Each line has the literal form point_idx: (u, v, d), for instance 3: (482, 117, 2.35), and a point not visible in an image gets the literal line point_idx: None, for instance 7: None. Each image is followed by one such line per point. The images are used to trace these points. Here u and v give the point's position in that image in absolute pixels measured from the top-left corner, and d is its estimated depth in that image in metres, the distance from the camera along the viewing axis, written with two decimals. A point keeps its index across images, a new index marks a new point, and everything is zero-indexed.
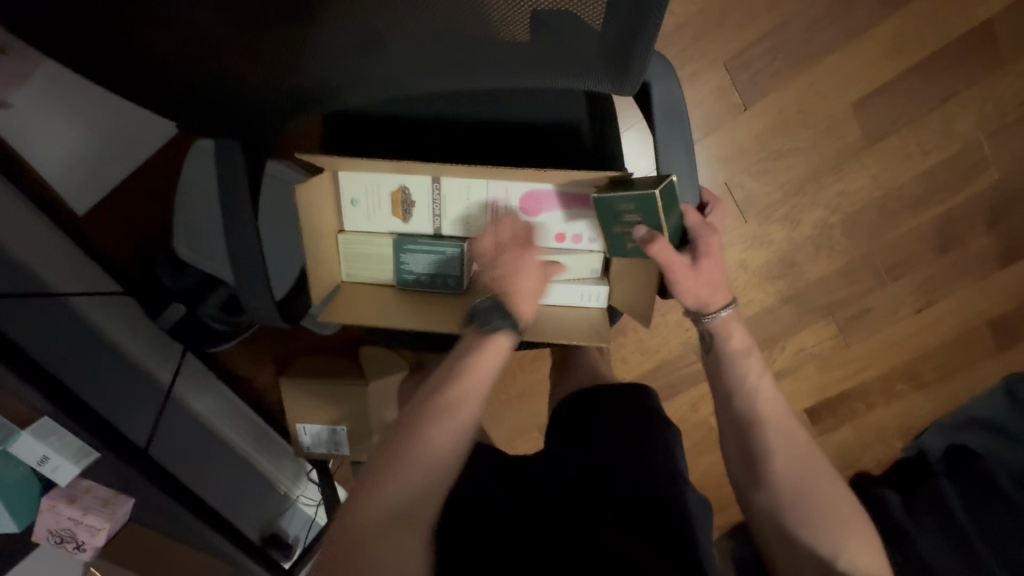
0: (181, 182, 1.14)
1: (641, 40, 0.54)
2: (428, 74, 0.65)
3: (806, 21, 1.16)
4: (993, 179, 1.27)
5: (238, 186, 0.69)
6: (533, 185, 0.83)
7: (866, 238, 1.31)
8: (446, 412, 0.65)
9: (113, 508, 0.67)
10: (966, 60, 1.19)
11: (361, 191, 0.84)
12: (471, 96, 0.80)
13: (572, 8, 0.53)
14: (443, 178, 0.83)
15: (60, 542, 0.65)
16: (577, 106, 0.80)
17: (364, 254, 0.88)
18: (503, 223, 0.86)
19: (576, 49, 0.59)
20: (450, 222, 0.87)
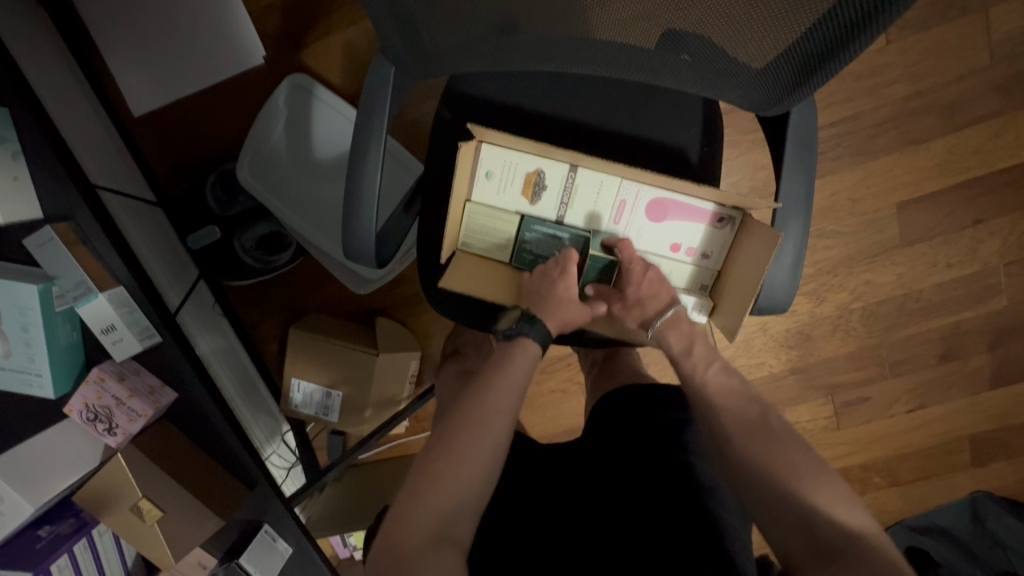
0: (264, 107, 1.13)
1: (800, 83, 0.62)
2: (567, 64, 0.67)
3: (874, 119, 1.26)
4: (1002, 304, 1.37)
5: (375, 111, 0.70)
6: (665, 193, 0.83)
7: (879, 330, 1.39)
8: (472, 432, 0.67)
9: (158, 397, 0.65)
10: (1002, 192, 1.30)
11: (499, 165, 0.83)
12: (599, 98, 0.84)
13: (743, 44, 0.59)
14: (581, 169, 0.83)
15: (94, 420, 0.62)
16: (689, 133, 0.85)
17: (485, 228, 0.87)
18: (627, 224, 0.86)
19: (728, 78, 0.64)
20: (575, 214, 0.86)
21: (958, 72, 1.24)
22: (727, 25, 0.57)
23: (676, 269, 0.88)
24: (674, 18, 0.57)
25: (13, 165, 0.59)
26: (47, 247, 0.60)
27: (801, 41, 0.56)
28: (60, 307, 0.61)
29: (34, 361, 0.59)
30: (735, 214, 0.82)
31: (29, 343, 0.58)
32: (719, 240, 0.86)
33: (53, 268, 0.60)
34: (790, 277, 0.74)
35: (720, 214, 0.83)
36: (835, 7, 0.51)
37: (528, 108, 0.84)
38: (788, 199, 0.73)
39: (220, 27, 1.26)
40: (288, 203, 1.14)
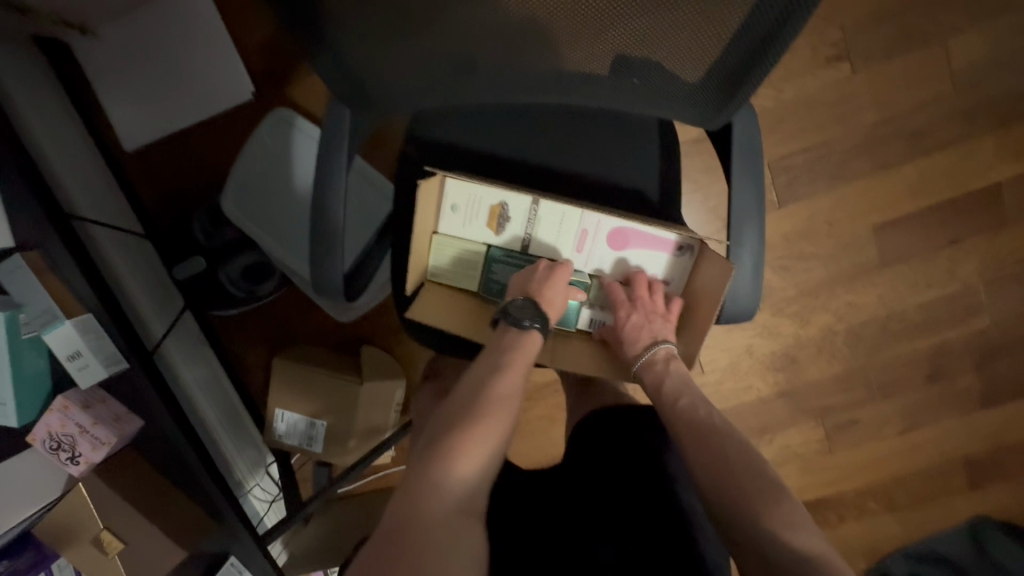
0: (249, 144, 1.17)
1: (733, 99, 0.65)
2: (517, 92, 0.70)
3: (846, 145, 1.29)
4: (984, 323, 1.38)
5: (337, 151, 0.74)
6: (624, 223, 0.85)
7: (865, 351, 1.39)
8: (496, 412, 0.66)
9: (123, 424, 0.65)
10: (975, 213, 1.32)
11: (464, 199, 0.87)
12: (561, 130, 0.87)
13: (671, 63, 0.62)
14: (542, 202, 0.85)
15: (55, 450, 0.61)
16: (648, 164, 0.87)
17: (453, 260, 0.90)
18: (589, 252, 0.89)
19: (667, 97, 0.67)
20: (539, 243, 0.89)
21: (924, 99, 1.28)
22: (658, 44, 0.61)
23: None
24: (606, 43, 0.61)
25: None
26: (18, 275, 0.61)
27: (724, 56, 0.60)
28: (26, 335, 0.60)
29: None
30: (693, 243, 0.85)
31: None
32: (679, 267, 0.88)
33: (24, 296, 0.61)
34: (753, 284, 0.75)
35: (678, 241, 0.86)
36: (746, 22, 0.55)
37: (495, 138, 0.87)
38: (738, 207, 0.74)
39: (211, 66, 1.30)
40: (272, 230, 1.16)
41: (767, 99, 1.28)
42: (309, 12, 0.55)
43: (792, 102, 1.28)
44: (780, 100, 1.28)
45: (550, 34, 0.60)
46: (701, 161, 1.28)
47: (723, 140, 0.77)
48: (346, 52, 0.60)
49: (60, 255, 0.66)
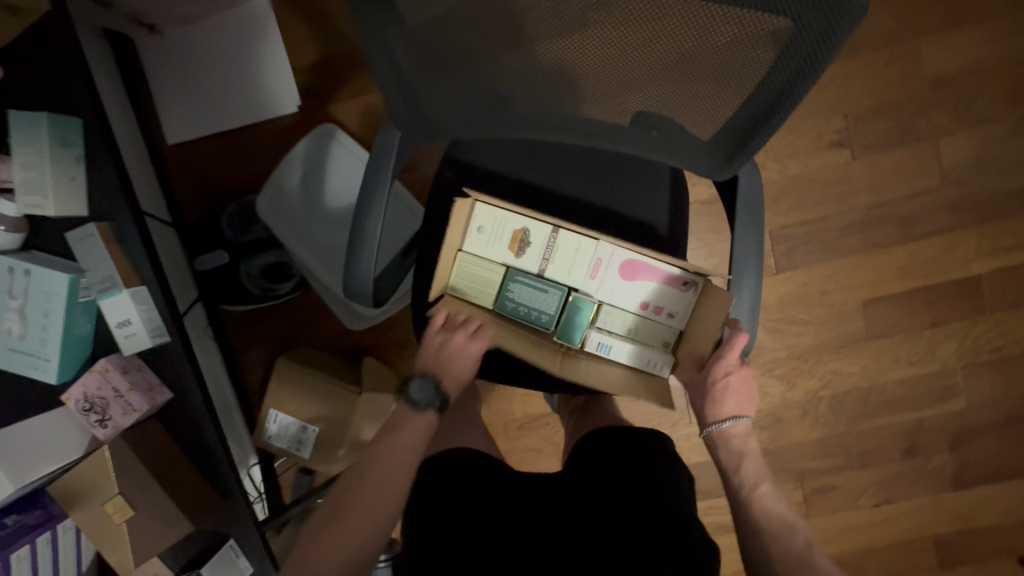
0: (289, 155, 1.23)
1: (737, 157, 0.73)
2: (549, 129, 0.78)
3: (841, 222, 1.40)
4: (960, 405, 1.44)
5: (382, 166, 0.81)
6: (636, 255, 0.92)
7: (846, 419, 1.44)
8: (379, 472, 0.73)
9: (154, 395, 0.68)
10: (956, 298, 1.42)
11: (489, 221, 0.93)
12: (586, 167, 0.94)
13: (688, 121, 0.71)
14: (561, 231, 0.92)
15: (89, 411, 0.68)
16: (660, 206, 0.94)
17: (473, 275, 0.95)
18: (601, 282, 0.94)
19: (681, 150, 0.76)
20: (555, 270, 0.94)
21: (914, 189, 1.39)
22: (676, 101, 0.69)
23: (648, 327, 0.95)
24: (630, 95, 0.70)
25: (74, 168, 0.68)
26: (88, 242, 0.68)
27: (733, 120, 0.68)
28: (83, 298, 0.68)
29: (42, 347, 0.64)
30: (698, 280, 0.91)
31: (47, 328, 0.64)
32: (683, 301, 0.93)
33: (86, 263, 0.68)
34: (750, 319, 0.81)
35: (684, 278, 0.92)
36: (752, 95, 0.64)
37: (523, 168, 0.94)
38: (740, 253, 0.81)
39: (262, 74, 1.38)
40: (301, 237, 1.22)
41: (772, 173, 1.39)
42: (384, 39, 0.62)
43: (795, 178, 1.39)
44: (784, 175, 1.39)
45: (588, 82, 0.69)
46: (708, 221, 1.37)
47: (729, 194, 0.84)
48: (412, 75, 0.68)
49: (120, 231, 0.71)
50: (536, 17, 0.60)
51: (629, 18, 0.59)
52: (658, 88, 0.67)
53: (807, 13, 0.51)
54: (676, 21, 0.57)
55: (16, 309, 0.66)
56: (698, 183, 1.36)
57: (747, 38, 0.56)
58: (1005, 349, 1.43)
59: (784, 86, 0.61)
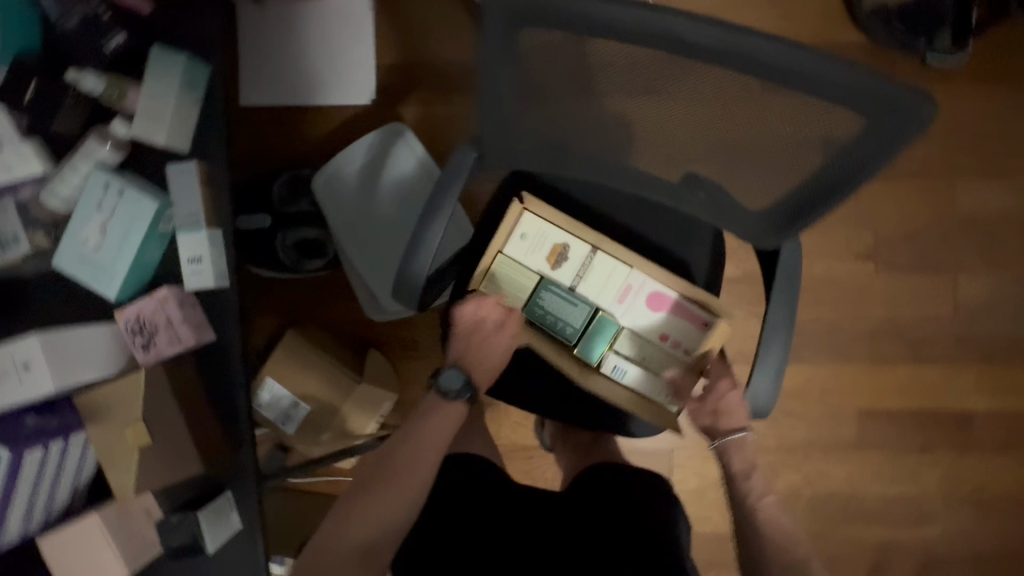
0: (353, 147, 1.28)
1: (791, 227, 0.75)
2: (615, 173, 0.80)
3: (853, 329, 1.45)
4: (934, 533, 1.46)
5: (448, 188, 0.82)
6: (664, 289, 0.95)
7: (822, 522, 1.45)
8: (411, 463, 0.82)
9: (202, 332, 0.72)
10: (947, 427, 1.45)
11: (533, 230, 0.94)
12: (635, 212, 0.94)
13: (748, 191, 0.73)
14: (599, 253, 0.96)
15: (137, 331, 0.72)
16: (700, 260, 0.93)
17: (511, 279, 0.97)
18: (628, 308, 0.98)
19: (737, 215, 0.78)
20: (584, 286, 0.97)
21: (926, 315, 1.45)
22: (735, 169, 0.70)
23: (664, 357, 0.98)
24: (691, 157, 0.72)
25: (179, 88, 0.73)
26: (186, 177, 0.73)
27: (794, 199, 0.70)
28: (164, 227, 0.75)
29: (116, 261, 0.72)
30: (717, 321, 0.94)
31: (129, 246, 0.73)
32: (699, 340, 0.97)
33: (170, 192, 0.74)
34: (772, 381, 0.82)
35: (704, 317, 0.96)
36: (815, 178, 0.65)
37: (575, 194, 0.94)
38: (771, 323, 0.82)
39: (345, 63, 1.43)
40: (349, 229, 1.26)
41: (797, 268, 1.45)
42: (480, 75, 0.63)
43: (818, 278, 1.45)
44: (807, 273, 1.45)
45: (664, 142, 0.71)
46: None
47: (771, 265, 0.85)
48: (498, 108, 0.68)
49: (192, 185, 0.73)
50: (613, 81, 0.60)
51: (703, 100, 0.59)
52: (718, 155, 0.69)
53: (879, 121, 0.51)
54: (749, 110, 0.58)
55: (102, 219, 0.74)
56: None
57: (810, 130, 0.57)
58: (984, 488, 1.46)
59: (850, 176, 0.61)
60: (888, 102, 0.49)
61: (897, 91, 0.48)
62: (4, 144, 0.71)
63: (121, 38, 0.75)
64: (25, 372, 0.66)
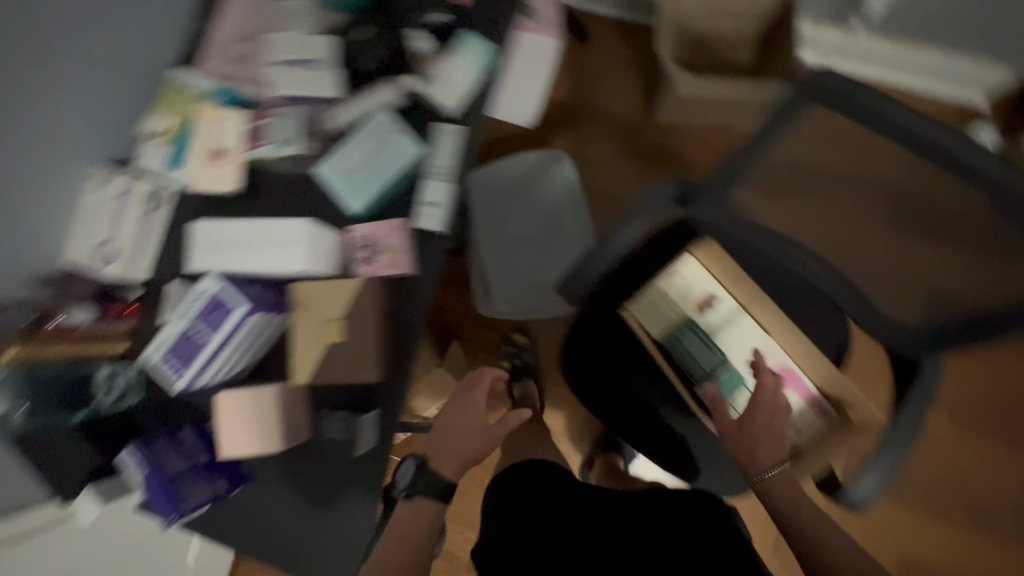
0: (519, 155, 1.38)
1: (922, 348, 0.80)
2: (779, 248, 0.86)
3: None
4: None
5: (641, 215, 0.83)
6: (797, 366, 0.87)
7: None
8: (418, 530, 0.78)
9: (405, 262, 0.77)
10: None
11: (691, 272, 0.91)
12: (782, 289, 0.94)
13: (890, 301, 0.79)
14: (745, 315, 0.90)
15: (361, 246, 0.77)
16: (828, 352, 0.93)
17: (653, 307, 0.92)
18: (755, 373, 0.89)
19: (877, 318, 0.83)
20: (725, 339, 0.90)
21: None
22: (897, 282, 0.75)
23: None
24: (866, 260, 0.75)
25: (460, 61, 0.79)
26: (448, 137, 0.79)
27: (936, 326, 0.75)
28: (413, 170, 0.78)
29: (367, 185, 0.77)
30: (841, 417, 0.86)
31: (381, 175, 0.77)
32: (813, 424, 0.87)
33: (432, 145, 0.79)
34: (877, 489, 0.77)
35: (824, 408, 0.87)
36: (961, 322, 0.70)
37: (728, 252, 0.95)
38: (895, 430, 0.79)
39: None
40: (488, 227, 1.35)
41: None
42: None
43: None
44: None
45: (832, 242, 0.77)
46: None
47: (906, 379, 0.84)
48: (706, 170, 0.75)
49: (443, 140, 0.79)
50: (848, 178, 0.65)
51: (901, 223, 0.65)
52: (897, 269, 0.72)
53: None
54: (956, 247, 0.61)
55: (369, 147, 0.78)
56: None
57: (983, 278, 0.62)
58: None
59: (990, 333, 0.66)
60: None
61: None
62: (321, 66, 0.80)
63: (444, 15, 0.82)
64: (280, 249, 0.75)
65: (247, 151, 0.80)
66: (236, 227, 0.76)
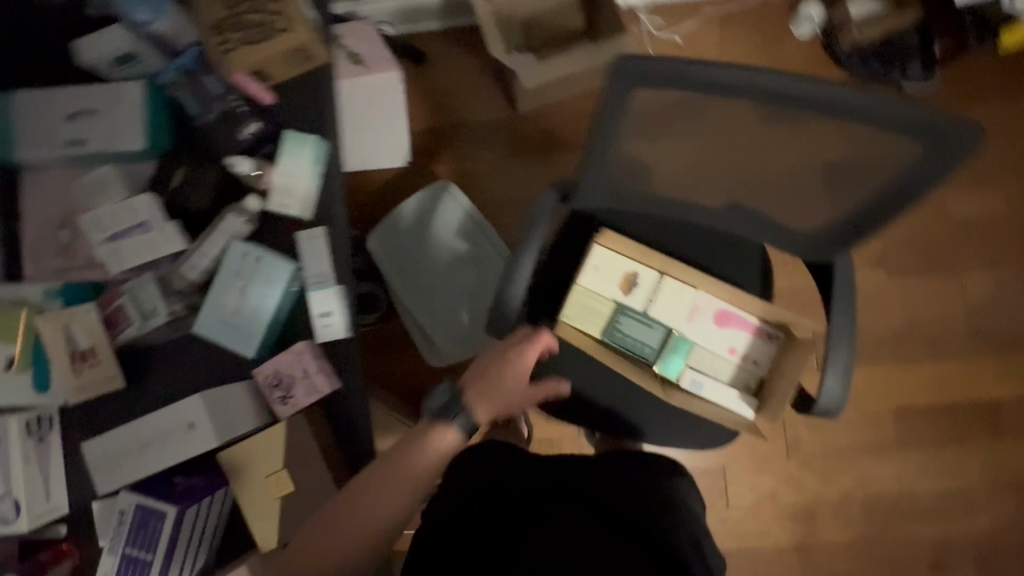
0: (410, 199, 1.37)
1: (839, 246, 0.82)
2: (679, 206, 0.86)
3: (873, 334, 1.53)
4: (982, 525, 1.50)
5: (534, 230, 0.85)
6: (731, 305, 0.93)
7: (873, 525, 1.49)
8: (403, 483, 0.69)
9: (325, 383, 0.73)
10: (979, 419, 1.51)
11: (604, 261, 0.94)
12: (690, 240, 0.97)
13: (800, 211, 0.80)
14: (667, 278, 0.95)
15: (274, 385, 0.72)
16: (751, 278, 0.97)
17: (585, 306, 0.94)
18: (697, 326, 0.94)
19: (792, 236, 0.85)
20: (660, 309, 0.93)
21: (940, 315, 1.53)
22: (805, 192, 0.76)
23: (733, 370, 0.94)
24: (767, 183, 0.76)
25: (300, 162, 0.76)
26: (316, 242, 0.75)
27: (853, 213, 0.75)
28: (293, 285, 0.75)
29: (252, 326, 0.73)
30: (783, 333, 0.93)
31: (262, 309, 0.74)
32: (766, 351, 0.93)
33: (304, 254, 0.74)
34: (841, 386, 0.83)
35: (769, 330, 0.93)
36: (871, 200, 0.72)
37: (632, 223, 0.96)
38: (832, 333, 0.85)
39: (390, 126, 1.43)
40: (405, 283, 1.34)
41: None
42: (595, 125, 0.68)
43: None
44: None
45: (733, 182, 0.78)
46: None
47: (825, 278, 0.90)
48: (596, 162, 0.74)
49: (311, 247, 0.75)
50: (719, 124, 0.65)
51: (788, 138, 0.66)
52: (799, 182, 0.74)
53: (940, 144, 0.60)
54: (819, 141, 0.65)
55: (240, 286, 0.74)
56: None
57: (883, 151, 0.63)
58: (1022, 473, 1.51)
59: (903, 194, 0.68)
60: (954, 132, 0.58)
61: (946, 115, 0.58)
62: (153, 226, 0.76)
63: (256, 126, 0.79)
64: (189, 433, 0.72)
65: (113, 339, 0.74)
66: (133, 431, 0.73)
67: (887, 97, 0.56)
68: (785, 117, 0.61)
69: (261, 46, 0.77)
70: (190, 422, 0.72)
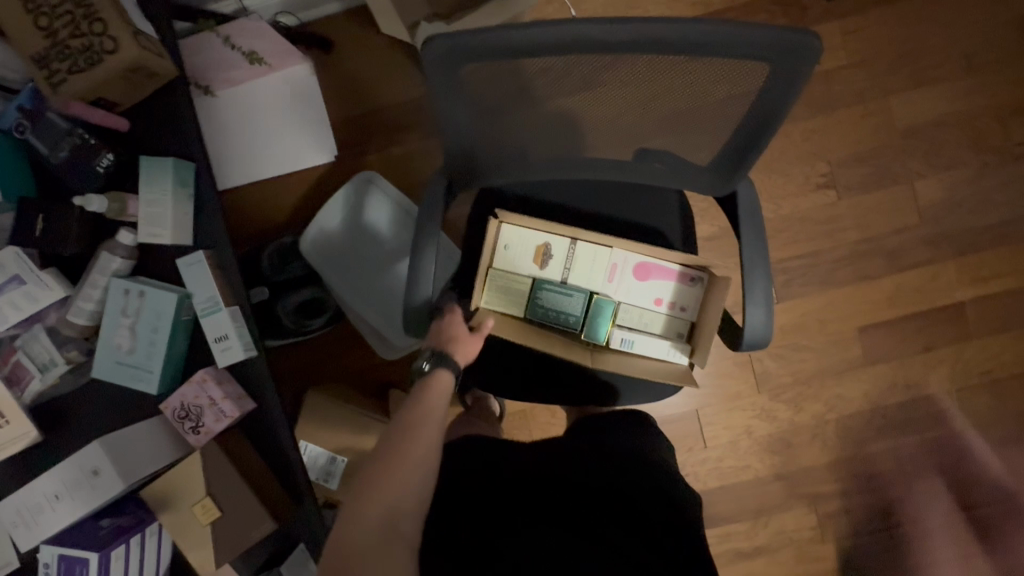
0: (337, 194, 1.33)
1: (731, 178, 0.79)
2: (566, 166, 0.83)
3: (831, 257, 1.51)
4: (957, 427, 1.52)
5: (429, 221, 0.85)
6: (648, 258, 0.96)
7: (850, 444, 1.51)
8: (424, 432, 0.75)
9: (239, 405, 0.91)
10: (944, 324, 1.51)
11: (515, 239, 0.95)
12: (600, 195, 0.94)
13: (682, 149, 0.77)
14: (580, 242, 0.95)
15: (184, 416, 0.89)
16: (670, 221, 0.95)
17: (505, 288, 0.97)
18: (618, 284, 0.97)
19: (685, 178, 0.82)
20: (577, 276, 0.96)
21: (896, 227, 1.50)
22: (680, 128, 0.73)
23: (662, 319, 0.98)
24: (642, 125, 0.73)
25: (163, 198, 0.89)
26: (198, 271, 0.90)
27: (730, 143, 0.73)
28: (185, 318, 0.91)
29: (149, 361, 0.88)
30: (705, 273, 0.96)
31: (155, 345, 0.88)
32: (692, 295, 0.97)
33: (191, 287, 0.90)
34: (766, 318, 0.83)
35: (691, 274, 0.97)
36: (741, 125, 0.68)
37: (538, 188, 0.94)
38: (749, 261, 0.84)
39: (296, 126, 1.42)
40: (348, 283, 1.32)
41: (769, 210, 1.51)
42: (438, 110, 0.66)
43: (792, 214, 1.51)
44: (782, 214, 1.51)
45: (608, 134, 0.75)
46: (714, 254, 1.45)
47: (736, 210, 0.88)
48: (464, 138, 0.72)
49: (196, 279, 0.90)
50: (561, 80, 0.61)
51: (636, 81, 0.63)
52: (671, 119, 0.71)
53: (778, 63, 0.57)
54: (666, 81, 0.62)
55: (128, 324, 0.88)
56: (702, 220, 1.39)
57: (729, 76, 0.60)
58: (992, 371, 1.51)
59: (765, 113, 0.65)
60: (786, 45, 0.55)
61: (783, 29, 0.54)
62: (30, 280, 0.85)
63: (109, 158, 0.89)
64: (96, 476, 0.83)
65: (25, 388, 0.85)
66: (42, 483, 0.83)
67: (709, 25, 0.53)
68: (622, 57, 0.56)
69: (89, 73, 0.85)
70: (92, 468, 0.83)
